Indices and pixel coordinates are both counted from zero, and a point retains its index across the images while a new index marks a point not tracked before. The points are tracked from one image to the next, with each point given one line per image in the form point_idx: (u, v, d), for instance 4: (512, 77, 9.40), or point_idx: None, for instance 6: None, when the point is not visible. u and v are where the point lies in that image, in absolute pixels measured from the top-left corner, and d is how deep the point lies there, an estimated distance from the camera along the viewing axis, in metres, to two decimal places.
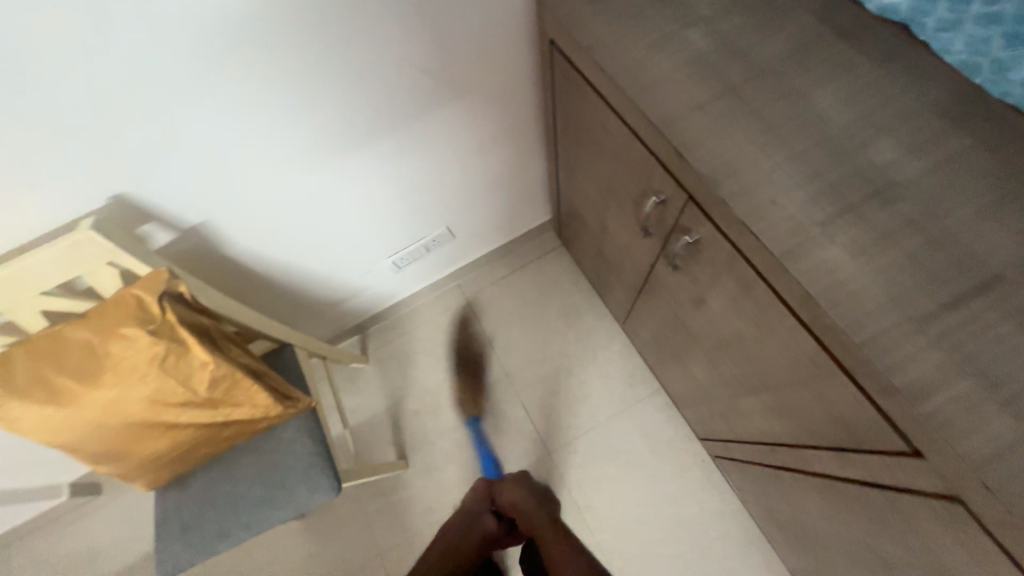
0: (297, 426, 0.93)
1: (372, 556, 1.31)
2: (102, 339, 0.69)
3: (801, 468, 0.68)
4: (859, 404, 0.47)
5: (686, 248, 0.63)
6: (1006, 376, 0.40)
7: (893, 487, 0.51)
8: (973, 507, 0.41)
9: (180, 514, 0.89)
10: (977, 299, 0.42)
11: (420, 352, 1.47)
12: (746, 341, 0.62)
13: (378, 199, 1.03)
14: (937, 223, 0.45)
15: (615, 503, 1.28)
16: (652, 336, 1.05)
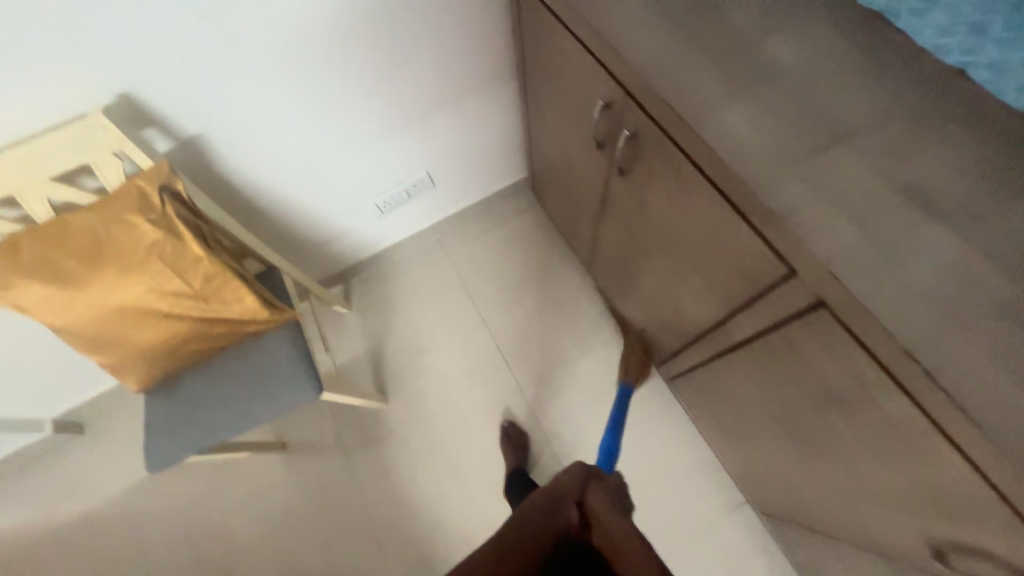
0: (280, 334, 0.99)
1: (347, 488, 1.37)
2: (106, 224, 0.77)
3: (727, 346, 0.78)
4: (753, 243, 0.58)
5: (627, 145, 0.74)
6: (853, 198, 0.51)
7: (785, 321, 0.60)
8: (831, 305, 0.51)
9: (168, 410, 0.95)
10: (833, 146, 0.53)
11: (401, 299, 1.55)
12: (677, 222, 0.73)
13: (363, 134, 1.12)
14: (808, 95, 0.56)
15: (580, 435, 1.34)
16: (612, 266, 1.15)
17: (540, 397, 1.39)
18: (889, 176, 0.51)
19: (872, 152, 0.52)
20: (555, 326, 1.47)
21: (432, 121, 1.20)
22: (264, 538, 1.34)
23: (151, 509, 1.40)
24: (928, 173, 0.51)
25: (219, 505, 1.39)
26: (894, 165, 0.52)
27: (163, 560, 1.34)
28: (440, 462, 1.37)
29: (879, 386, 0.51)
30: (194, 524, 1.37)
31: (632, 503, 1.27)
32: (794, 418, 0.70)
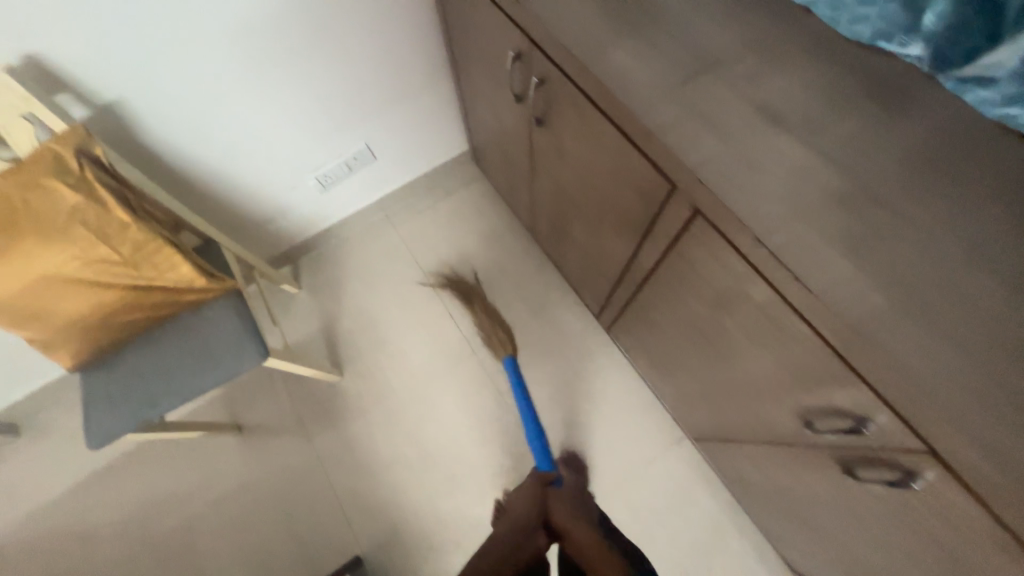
0: (220, 302, 0.99)
1: (306, 462, 1.38)
2: (20, 189, 0.75)
3: (642, 277, 0.86)
4: (642, 166, 0.65)
5: (539, 92, 0.80)
6: (717, 116, 0.59)
7: (677, 237, 0.68)
8: (704, 210, 0.59)
9: (107, 385, 0.94)
10: (701, 74, 0.61)
11: (351, 275, 1.56)
12: (588, 161, 0.79)
13: (295, 103, 1.13)
14: (681, 34, 0.64)
15: (532, 390, 1.40)
16: (548, 223, 1.21)
17: (493, 357, 1.44)
18: (746, 97, 0.60)
19: (733, 77, 0.61)
20: (504, 290, 1.52)
21: (366, 90, 1.22)
22: (222, 519, 1.34)
23: (100, 503, 1.36)
24: (778, 93, 0.59)
25: (174, 491, 1.37)
26: (751, 87, 0.60)
27: (118, 551, 1.32)
28: (397, 427, 1.39)
29: (748, 277, 0.59)
30: (148, 513, 1.35)
31: (582, 450, 1.34)
32: (701, 332, 0.78)
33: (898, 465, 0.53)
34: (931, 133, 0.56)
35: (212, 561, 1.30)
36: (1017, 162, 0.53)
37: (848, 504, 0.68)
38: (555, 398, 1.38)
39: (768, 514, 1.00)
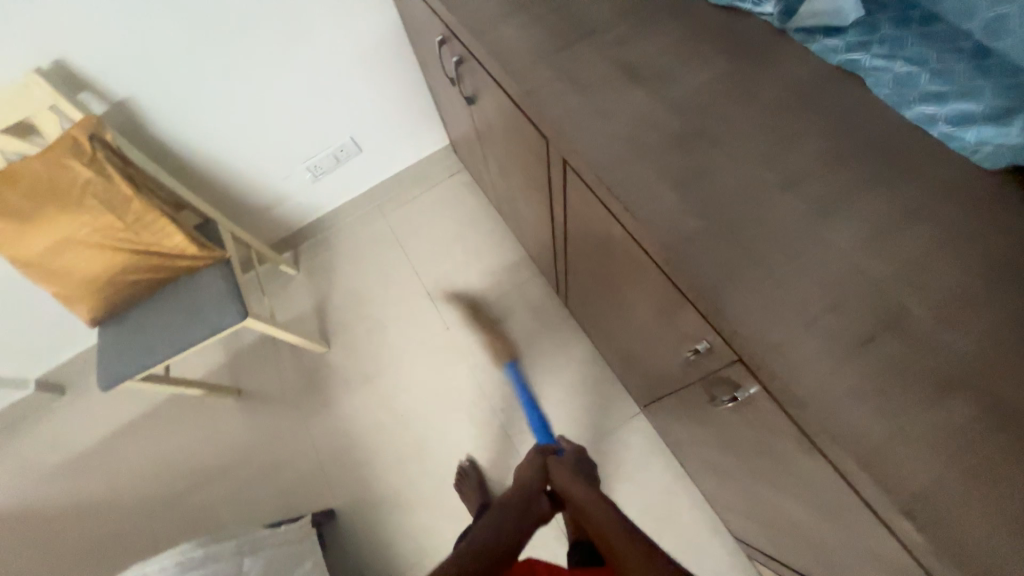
0: (210, 268, 1.16)
1: (296, 424, 1.52)
2: (45, 167, 0.94)
3: (563, 238, 0.93)
4: (529, 128, 0.74)
5: (463, 73, 0.91)
6: (579, 76, 0.67)
7: (564, 191, 0.75)
8: (567, 159, 0.66)
9: (117, 336, 1.12)
10: (571, 42, 0.70)
11: (343, 258, 1.72)
12: (504, 131, 0.89)
13: (283, 100, 1.29)
14: (563, 11, 0.74)
15: (499, 363, 1.48)
16: (505, 201, 1.31)
17: (465, 332, 1.54)
18: (607, 59, 0.67)
19: (600, 44, 0.69)
20: (479, 272, 1.62)
21: (347, 89, 1.37)
22: (222, 472, 1.50)
23: (125, 453, 1.57)
24: (637, 54, 0.67)
25: (184, 446, 1.55)
26: (614, 51, 0.68)
27: (136, 495, 1.51)
28: (376, 395, 1.52)
29: (605, 217, 0.65)
30: (160, 463, 1.54)
31: (543, 420, 1.40)
32: (607, 284, 0.84)
33: (729, 380, 0.57)
34: (771, 80, 0.61)
35: (211, 508, 1.46)
36: (842, 102, 0.58)
37: (727, 439, 0.72)
38: (520, 372, 1.45)
39: (700, 474, 1.02)
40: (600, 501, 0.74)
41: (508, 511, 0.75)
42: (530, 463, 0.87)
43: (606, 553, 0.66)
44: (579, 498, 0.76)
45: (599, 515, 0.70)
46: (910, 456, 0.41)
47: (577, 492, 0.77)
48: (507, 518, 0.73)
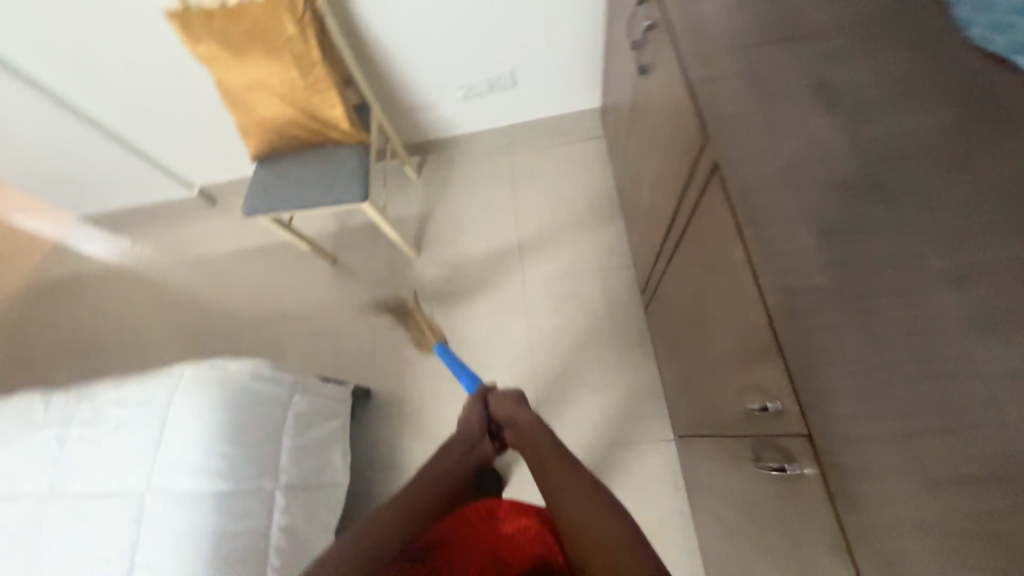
0: (353, 148, 1.30)
1: (367, 306, 1.71)
2: (265, 14, 1.08)
3: (675, 245, 0.90)
4: (690, 119, 0.69)
5: (648, 43, 0.86)
6: (772, 81, 0.60)
7: (699, 197, 0.71)
8: (718, 165, 0.62)
9: (264, 176, 1.31)
10: (780, 42, 0.63)
11: (459, 181, 1.81)
12: (663, 118, 0.85)
13: (467, 15, 1.33)
14: (787, 4, 0.66)
15: (557, 333, 1.52)
16: (630, 185, 1.27)
17: (539, 292, 1.58)
18: (812, 72, 0.60)
19: (813, 52, 0.61)
20: (574, 242, 1.64)
21: (527, 21, 1.36)
22: (299, 319, 1.75)
23: (240, 271, 1.88)
24: (848, 76, 0.58)
25: (280, 285, 1.82)
26: (824, 65, 0.60)
27: (236, 307, 1.82)
28: (440, 312, 1.65)
29: (731, 239, 0.61)
30: (260, 290, 1.83)
31: (576, 401, 1.43)
32: (698, 303, 0.80)
33: (784, 449, 0.55)
34: (1003, 159, 0.51)
35: (283, 342, 1.73)
36: None
37: (749, 497, 0.70)
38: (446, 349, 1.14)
39: (703, 518, 1.00)
40: (533, 422, 0.84)
41: (436, 470, 0.81)
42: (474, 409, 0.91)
43: (547, 490, 0.73)
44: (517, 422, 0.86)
45: (524, 425, 0.84)
46: (894, 478, 0.43)
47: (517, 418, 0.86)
48: (438, 482, 0.80)
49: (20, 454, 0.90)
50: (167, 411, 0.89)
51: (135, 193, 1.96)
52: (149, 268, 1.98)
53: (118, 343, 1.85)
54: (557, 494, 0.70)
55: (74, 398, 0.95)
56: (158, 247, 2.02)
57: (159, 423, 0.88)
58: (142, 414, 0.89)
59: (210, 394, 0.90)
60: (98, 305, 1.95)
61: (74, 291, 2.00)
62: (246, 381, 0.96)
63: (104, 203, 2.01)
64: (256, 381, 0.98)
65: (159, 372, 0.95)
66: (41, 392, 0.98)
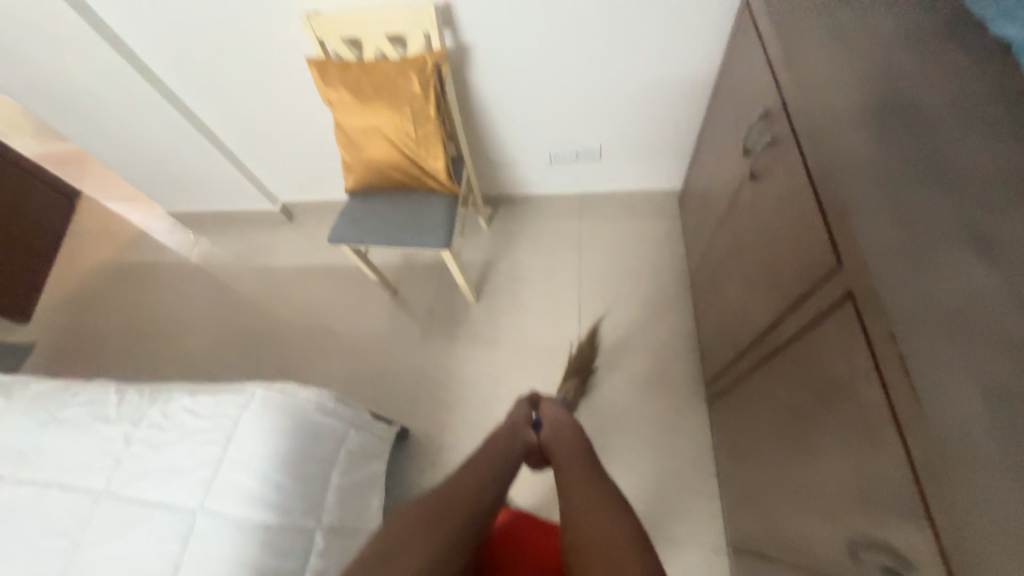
0: (446, 198, 1.37)
1: (418, 344, 1.72)
2: (396, 72, 1.19)
3: (770, 353, 0.87)
4: (818, 239, 0.69)
5: (767, 153, 0.87)
6: (922, 222, 0.59)
7: (817, 318, 0.69)
8: (854, 295, 0.60)
9: (355, 210, 1.39)
10: (929, 182, 0.62)
11: (527, 237, 1.85)
12: (773, 227, 0.85)
13: (573, 92, 1.41)
14: (935, 145, 0.66)
15: (608, 407, 1.48)
16: (711, 275, 1.26)
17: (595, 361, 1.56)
18: (966, 219, 0.59)
19: (968, 198, 0.60)
20: (634, 316, 1.63)
21: (626, 103, 1.43)
22: (351, 344, 1.78)
23: (302, 288, 1.95)
24: (1006, 229, 0.57)
25: (339, 308, 1.87)
26: (979, 214, 0.59)
27: (292, 322, 1.87)
28: (489, 363, 1.64)
29: (863, 374, 0.58)
30: (319, 309, 1.88)
31: (621, 483, 1.36)
32: (797, 421, 0.77)
33: None
34: None
35: (330, 365, 1.75)
36: None
37: None
38: None
39: None
40: (572, 424, 0.90)
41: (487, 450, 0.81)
42: (518, 409, 0.99)
43: (562, 484, 0.73)
44: (556, 422, 0.91)
45: (564, 426, 0.89)
46: None
47: (557, 419, 0.92)
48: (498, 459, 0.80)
49: (86, 447, 0.91)
50: (232, 428, 0.89)
51: (224, 201, 2.09)
52: (219, 271, 2.07)
53: (175, 338, 1.92)
54: (574, 489, 0.69)
55: (146, 398, 0.97)
56: (232, 252, 2.12)
57: (222, 441, 0.87)
58: (209, 427, 0.89)
59: (275, 420, 0.90)
60: (165, 298, 2.04)
61: (147, 279, 2.11)
62: (309, 411, 0.96)
63: (193, 204, 2.14)
64: (318, 413, 0.98)
65: (231, 387, 0.96)
66: (117, 386, 1.01)
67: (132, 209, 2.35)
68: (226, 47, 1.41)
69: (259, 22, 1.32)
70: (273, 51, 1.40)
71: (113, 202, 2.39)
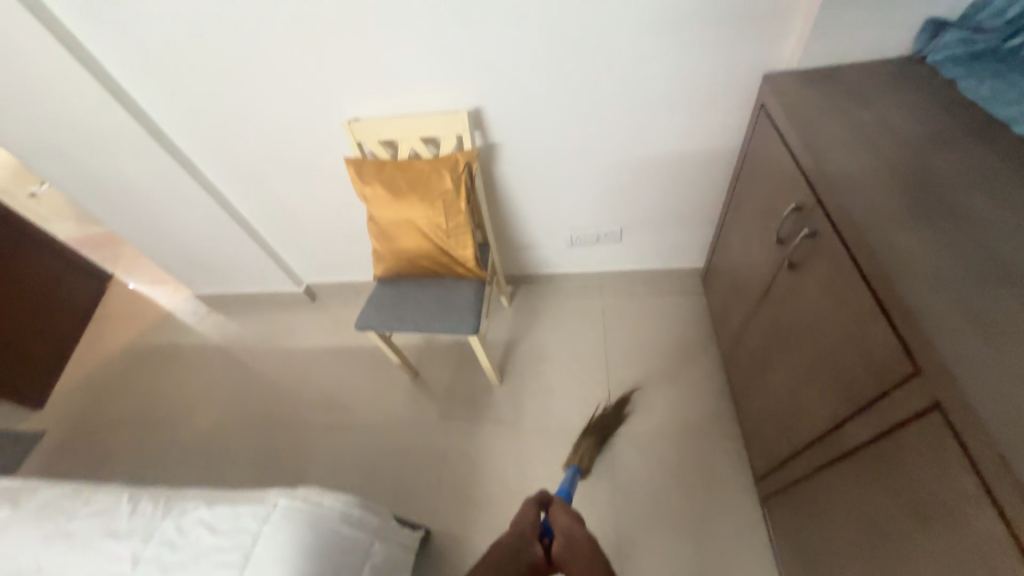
0: (474, 283, 1.39)
1: (440, 430, 1.64)
2: (430, 170, 1.26)
3: (836, 454, 0.81)
4: (885, 340, 0.66)
5: (805, 244, 0.87)
6: (1002, 327, 0.57)
7: (897, 425, 0.65)
8: (946, 408, 0.56)
9: (383, 297, 1.40)
10: (997, 284, 0.61)
11: (550, 314, 1.84)
12: (824, 319, 0.83)
13: (595, 180, 1.48)
14: (992, 243, 0.66)
15: (647, 501, 1.37)
16: (750, 360, 1.21)
17: (629, 449, 1.47)
18: None
19: None
20: (667, 399, 1.55)
21: (647, 189, 1.49)
22: (369, 430, 1.70)
23: (321, 370, 1.92)
24: None
25: (358, 390, 1.82)
26: None
27: (309, 406, 1.82)
28: (515, 451, 1.54)
29: (974, 499, 0.53)
30: (337, 392, 1.83)
31: None
32: (883, 538, 0.69)
33: None
34: None
35: (347, 455, 1.66)
36: None
37: None
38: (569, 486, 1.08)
39: None
40: (588, 540, 0.72)
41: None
42: (526, 510, 0.81)
43: None
44: (569, 537, 0.73)
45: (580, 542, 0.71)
46: None
47: (571, 531, 0.74)
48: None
49: (89, 569, 0.83)
50: (250, 548, 0.81)
51: (249, 283, 2.13)
52: (239, 352, 2.07)
53: (188, 424, 1.86)
54: None
55: (159, 509, 0.90)
56: (252, 333, 2.13)
57: (238, 563, 0.79)
58: (225, 546, 0.82)
59: (297, 536, 0.83)
60: (182, 381, 2.01)
61: (166, 361, 2.10)
62: (332, 523, 0.88)
63: (218, 286, 2.18)
64: (341, 524, 0.90)
65: (251, 496, 0.89)
66: (129, 494, 0.95)
67: (158, 291, 2.40)
68: (268, 149, 1.50)
69: (300, 127, 1.41)
70: (310, 151, 1.49)
71: (141, 284, 2.45)
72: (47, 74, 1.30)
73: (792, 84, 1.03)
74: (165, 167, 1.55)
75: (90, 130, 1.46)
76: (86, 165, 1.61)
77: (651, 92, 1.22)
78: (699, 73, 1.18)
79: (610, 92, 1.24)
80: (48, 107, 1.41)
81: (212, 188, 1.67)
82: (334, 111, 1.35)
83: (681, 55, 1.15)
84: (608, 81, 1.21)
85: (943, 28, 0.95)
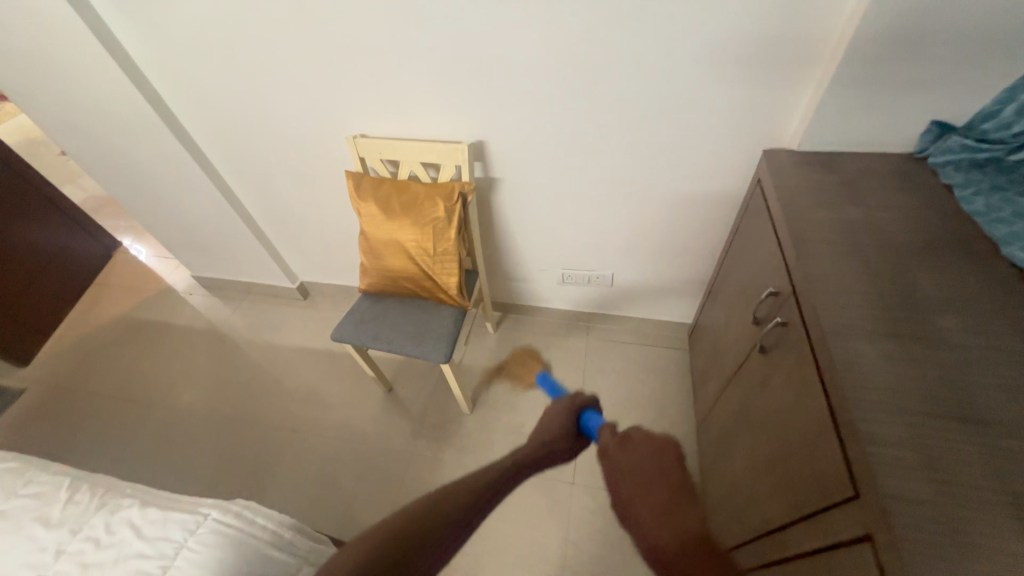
0: (454, 312, 1.39)
1: (403, 449, 1.63)
2: (424, 196, 1.27)
3: (776, 558, 0.78)
4: (833, 452, 0.64)
5: (777, 331, 0.86)
6: (946, 471, 0.56)
7: (829, 545, 0.63)
8: (875, 542, 0.55)
9: (361, 312, 1.41)
10: (952, 422, 0.60)
11: (533, 349, 1.83)
12: (783, 414, 0.81)
13: (592, 225, 1.48)
14: (956, 372, 0.64)
15: (597, 558, 1.33)
16: (717, 433, 1.19)
17: (588, 500, 1.44)
18: (1000, 476, 0.55)
19: (1002, 450, 0.57)
20: None
21: (641, 241, 1.48)
22: (333, 439, 1.69)
23: (299, 370, 1.93)
24: None
25: (331, 396, 1.82)
26: (1014, 470, 0.55)
27: (280, 405, 1.82)
28: None
29: None
30: (312, 394, 1.84)
31: None
32: None
33: None
34: None
35: (308, 459, 1.65)
36: None
37: None
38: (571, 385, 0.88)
39: None
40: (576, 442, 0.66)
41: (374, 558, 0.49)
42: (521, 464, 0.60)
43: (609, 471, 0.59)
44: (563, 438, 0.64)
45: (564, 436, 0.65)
46: None
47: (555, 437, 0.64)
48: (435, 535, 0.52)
49: (13, 555, 0.83)
50: (170, 560, 0.81)
51: (244, 272, 2.15)
52: (223, 341, 2.08)
53: (159, 404, 1.88)
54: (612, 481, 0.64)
55: (93, 503, 0.90)
56: (241, 322, 2.15)
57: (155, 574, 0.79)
58: (146, 555, 0.81)
59: (219, 554, 0.82)
60: (164, 360, 2.03)
61: (152, 339, 2.12)
62: (259, 544, 0.88)
63: (215, 271, 2.21)
64: (270, 546, 0.90)
65: (185, 506, 0.90)
66: (70, 481, 0.95)
67: (159, 266, 2.45)
68: (275, 153, 1.53)
69: (308, 135, 1.43)
70: (315, 159, 1.51)
71: (145, 257, 2.50)
72: (71, 58, 1.34)
73: (790, 165, 1.02)
74: (175, 155, 1.59)
75: (109, 114, 1.51)
76: (100, 141, 1.65)
77: (652, 149, 1.22)
78: (702, 139, 1.18)
79: (613, 145, 1.24)
80: (71, 87, 1.45)
81: (218, 180, 1.70)
82: (341, 124, 1.37)
83: (686, 120, 1.15)
84: (612, 136, 1.22)
85: (949, 130, 0.95)
